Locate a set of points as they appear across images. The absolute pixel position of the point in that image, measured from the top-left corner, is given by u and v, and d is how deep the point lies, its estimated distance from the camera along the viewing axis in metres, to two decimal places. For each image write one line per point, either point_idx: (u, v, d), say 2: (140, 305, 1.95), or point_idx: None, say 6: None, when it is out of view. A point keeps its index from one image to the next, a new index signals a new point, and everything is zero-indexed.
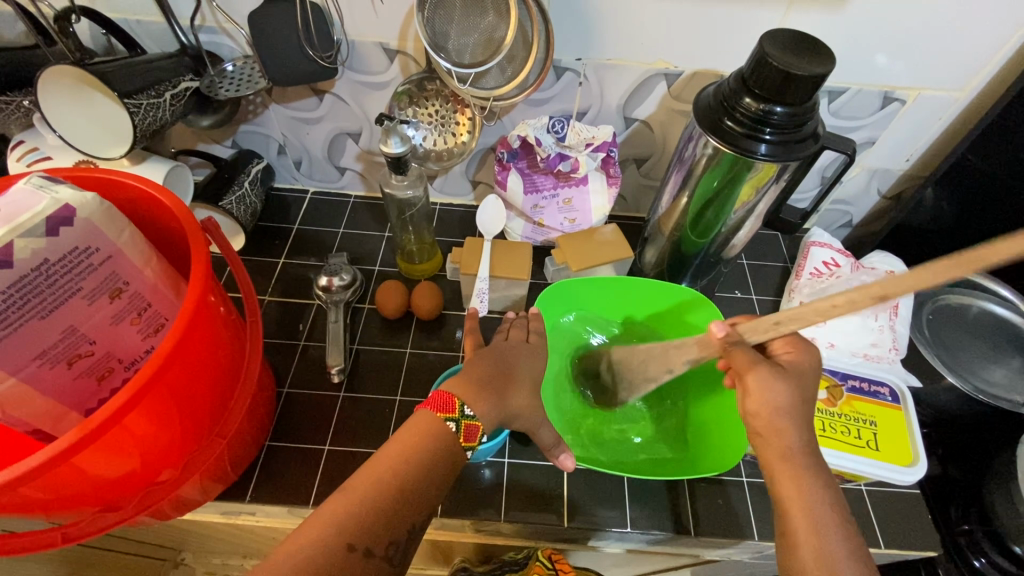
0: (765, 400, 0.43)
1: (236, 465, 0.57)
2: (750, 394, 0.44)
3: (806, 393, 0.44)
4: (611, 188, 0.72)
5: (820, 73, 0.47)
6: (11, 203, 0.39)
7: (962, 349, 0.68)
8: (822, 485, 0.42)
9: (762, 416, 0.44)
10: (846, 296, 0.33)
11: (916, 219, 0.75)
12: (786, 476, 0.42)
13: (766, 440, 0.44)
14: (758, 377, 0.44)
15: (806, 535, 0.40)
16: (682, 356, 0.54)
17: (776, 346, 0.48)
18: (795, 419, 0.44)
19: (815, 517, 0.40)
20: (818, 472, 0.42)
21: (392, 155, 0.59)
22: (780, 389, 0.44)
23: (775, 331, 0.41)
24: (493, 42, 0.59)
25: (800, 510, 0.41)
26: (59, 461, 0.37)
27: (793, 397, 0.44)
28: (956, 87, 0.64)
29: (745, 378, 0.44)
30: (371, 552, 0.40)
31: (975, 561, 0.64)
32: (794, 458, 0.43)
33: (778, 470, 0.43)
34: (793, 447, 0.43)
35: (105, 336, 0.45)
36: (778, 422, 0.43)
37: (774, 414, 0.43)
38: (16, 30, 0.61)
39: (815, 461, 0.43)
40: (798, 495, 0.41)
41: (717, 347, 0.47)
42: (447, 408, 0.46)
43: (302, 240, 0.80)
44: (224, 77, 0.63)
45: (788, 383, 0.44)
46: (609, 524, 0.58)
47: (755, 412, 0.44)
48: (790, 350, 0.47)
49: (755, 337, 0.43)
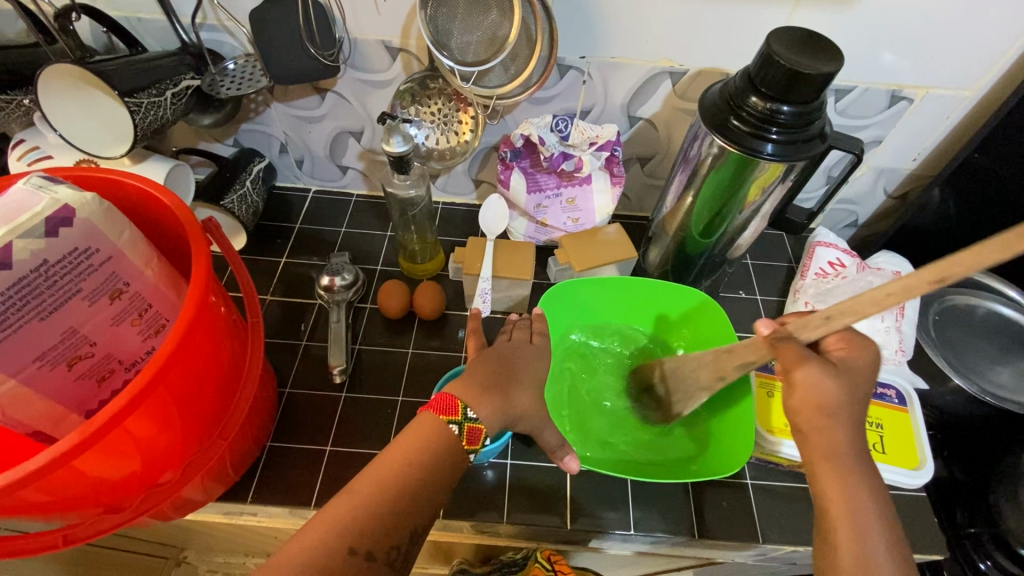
0: (810, 398, 0.42)
1: (238, 466, 0.56)
2: (796, 389, 0.43)
3: (856, 393, 0.43)
4: (615, 187, 0.72)
5: (828, 72, 0.46)
6: (9, 203, 0.38)
7: (969, 351, 0.67)
8: (866, 486, 0.41)
9: (805, 413, 0.43)
10: (901, 283, 0.34)
11: (922, 219, 0.74)
12: (829, 477, 0.41)
13: (810, 439, 0.43)
14: (807, 375, 0.42)
15: (846, 535, 0.39)
16: (731, 361, 0.50)
17: (830, 343, 0.45)
18: (844, 417, 0.42)
19: (856, 520, 0.40)
20: (863, 474, 0.41)
21: (395, 155, 0.59)
22: (832, 387, 0.42)
23: (827, 325, 0.40)
24: (496, 41, 0.59)
25: (841, 511, 0.40)
26: (59, 464, 0.37)
27: (844, 395, 0.42)
28: (965, 85, 0.63)
29: (793, 374, 0.42)
30: (373, 556, 0.40)
31: (980, 564, 0.66)
32: (839, 458, 0.42)
33: (819, 469, 0.42)
34: (839, 447, 0.42)
35: (105, 337, 0.45)
36: (825, 420, 0.42)
37: (822, 411, 0.42)
38: (16, 28, 0.60)
39: (860, 463, 0.42)
40: (841, 497, 0.40)
41: (766, 346, 0.45)
42: (450, 410, 0.46)
43: (305, 240, 0.79)
44: (226, 76, 0.63)
45: (840, 381, 0.42)
46: (613, 526, 0.57)
47: (798, 409, 0.43)
48: (844, 346, 0.45)
49: (806, 334, 0.42)
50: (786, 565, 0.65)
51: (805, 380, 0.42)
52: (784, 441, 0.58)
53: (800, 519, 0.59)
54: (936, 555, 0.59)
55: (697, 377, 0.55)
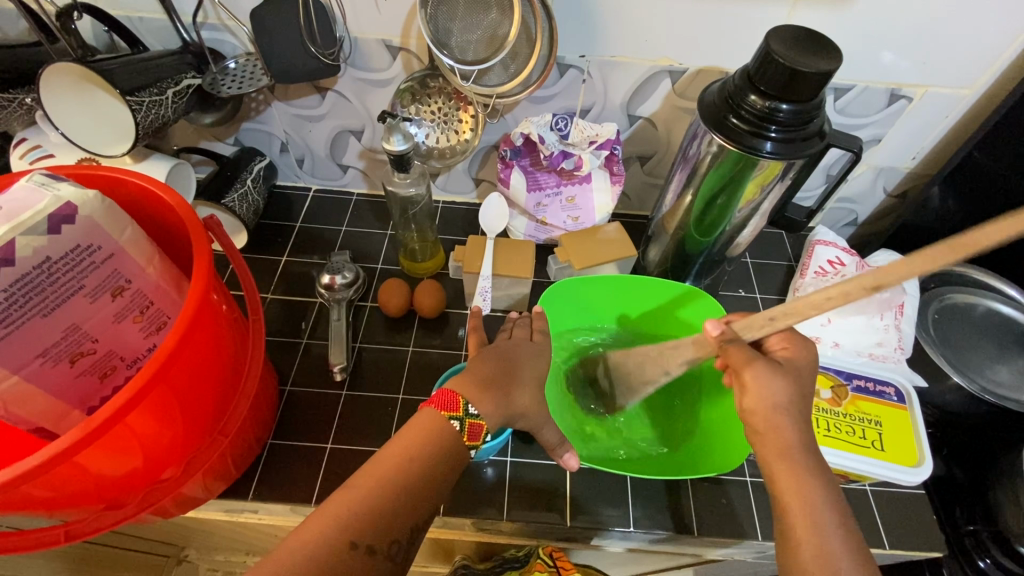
0: (763, 399, 0.43)
1: (239, 463, 0.57)
2: (748, 391, 0.44)
3: (803, 389, 0.44)
4: (614, 186, 0.72)
5: (826, 70, 0.46)
6: (13, 200, 0.39)
7: (969, 349, 0.67)
8: (823, 482, 0.41)
9: (759, 413, 0.43)
10: (842, 287, 0.34)
11: (922, 218, 0.74)
12: (786, 477, 0.42)
13: (763, 438, 0.43)
14: (755, 373, 0.43)
15: (805, 535, 0.39)
16: (678, 357, 0.53)
17: (773, 343, 0.47)
18: (793, 415, 0.43)
19: (813, 517, 0.40)
20: (816, 471, 0.42)
21: (395, 153, 0.59)
22: (780, 386, 0.43)
23: (770, 327, 0.42)
24: (496, 39, 0.59)
25: (799, 510, 0.40)
26: (62, 460, 0.37)
27: (792, 393, 0.43)
28: (964, 83, 0.63)
29: (743, 375, 0.44)
30: (374, 550, 0.40)
31: (980, 562, 0.66)
32: (793, 455, 0.42)
33: (775, 468, 0.42)
34: (791, 446, 0.42)
35: (107, 334, 0.45)
36: (776, 419, 0.43)
37: (773, 410, 0.43)
38: (18, 27, 0.61)
39: (814, 460, 0.42)
40: (798, 496, 0.41)
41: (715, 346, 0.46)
42: (452, 406, 0.46)
43: (305, 239, 0.79)
44: (227, 74, 0.63)
45: (786, 380, 0.43)
46: (613, 524, 0.57)
47: (751, 409, 0.44)
48: (786, 346, 0.46)
49: (750, 334, 0.44)
50: None
51: (755, 379, 0.43)
52: None
53: None
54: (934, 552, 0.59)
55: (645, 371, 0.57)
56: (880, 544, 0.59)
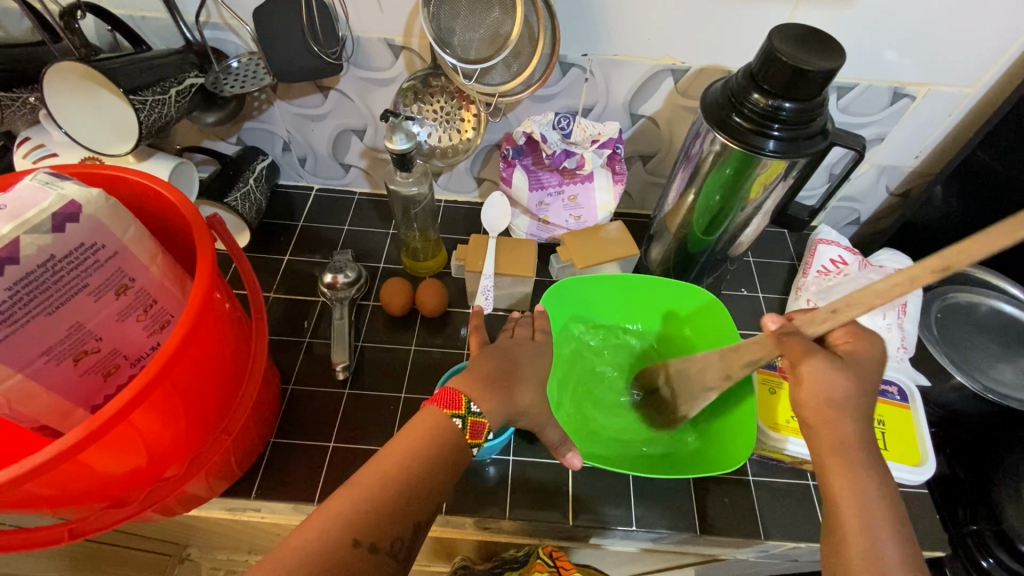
0: (818, 393, 0.42)
1: (242, 462, 0.57)
2: (803, 384, 0.43)
3: (865, 385, 0.43)
4: (616, 184, 0.72)
5: (830, 69, 0.46)
6: (17, 199, 0.39)
7: (972, 348, 0.67)
8: (876, 480, 0.41)
9: (813, 407, 0.43)
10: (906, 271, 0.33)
11: (925, 217, 0.74)
12: (838, 473, 0.42)
13: (818, 432, 0.43)
14: (813, 368, 0.42)
15: (855, 532, 0.40)
16: None
17: (836, 337, 0.46)
18: (851, 410, 0.43)
19: (863, 516, 0.40)
20: (872, 470, 0.42)
21: (397, 152, 0.59)
22: (841, 381, 0.42)
23: (833, 319, 0.40)
24: (499, 38, 0.59)
25: (849, 507, 0.40)
26: (66, 457, 0.37)
27: (851, 387, 0.42)
28: (967, 81, 0.63)
29: (799, 368, 0.43)
30: (377, 548, 0.40)
31: (983, 561, 0.66)
32: (848, 452, 0.42)
33: (828, 464, 0.42)
34: (848, 443, 0.42)
35: (110, 332, 0.45)
36: (831, 414, 0.42)
37: (829, 404, 0.42)
38: (21, 26, 0.61)
39: (869, 458, 0.42)
40: (848, 493, 0.41)
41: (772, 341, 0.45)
42: (454, 404, 0.46)
43: (307, 238, 0.80)
44: (230, 73, 0.63)
45: (847, 375, 0.42)
46: (616, 522, 0.57)
47: (804, 403, 0.43)
48: (849, 340, 0.45)
49: (812, 329, 0.42)
50: (788, 562, 0.65)
51: (814, 374, 0.42)
52: (789, 438, 0.59)
53: (801, 516, 0.59)
54: (938, 551, 0.59)
55: (704, 376, 0.54)
56: None
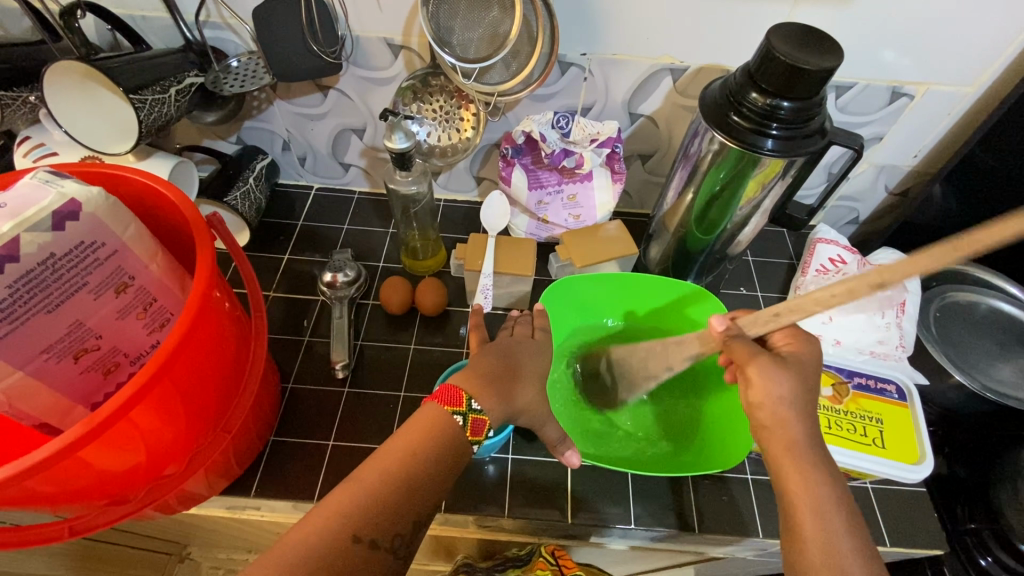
0: (769, 393, 0.43)
1: (241, 460, 0.57)
2: (753, 385, 0.44)
3: (807, 384, 0.44)
4: (615, 183, 0.72)
5: (828, 68, 0.46)
6: (18, 197, 0.39)
7: (970, 347, 0.67)
8: (828, 478, 0.41)
9: (766, 407, 0.43)
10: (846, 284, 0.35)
11: (923, 216, 0.74)
12: (793, 473, 0.41)
13: (771, 432, 0.43)
14: (759, 368, 0.43)
15: (813, 532, 0.39)
16: None
17: (776, 339, 0.47)
18: (798, 409, 0.43)
19: (820, 515, 0.40)
20: (823, 468, 0.42)
21: (396, 151, 0.59)
22: (784, 381, 0.43)
23: (774, 323, 0.43)
24: (497, 37, 0.59)
25: (806, 507, 0.40)
26: (65, 455, 0.37)
27: (796, 387, 0.43)
28: (966, 81, 0.63)
29: (748, 369, 0.44)
30: (376, 544, 0.40)
31: (981, 560, 0.66)
32: (800, 451, 0.42)
33: (783, 463, 0.42)
34: (797, 442, 0.42)
35: (111, 330, 0.45)
36: (784, 414, 0.43)
37: (779, 404, 0.43)
38: (21, 25, 0.61)
39: (819, 456, 0.42)
40: (804, 493, 0.41)
41: (718, 341, 0.47)
42: (455, 401, 0.46)
43: (307, 237, 0.80)
44: (229, 73, 0.64)
45: (790, 375, 0.44)
46: (614, 521, 0.58)
47: (757, 404, 0.44)
48: (790, 342, 0.46)
49: (754, 331, 0.45)
50: (786, 560, 0.65)
51: (761, 374, 0.44)
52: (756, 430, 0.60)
53: None
54: (936, 550, 0.59)
55: None
56: (881, 541, 0.59)
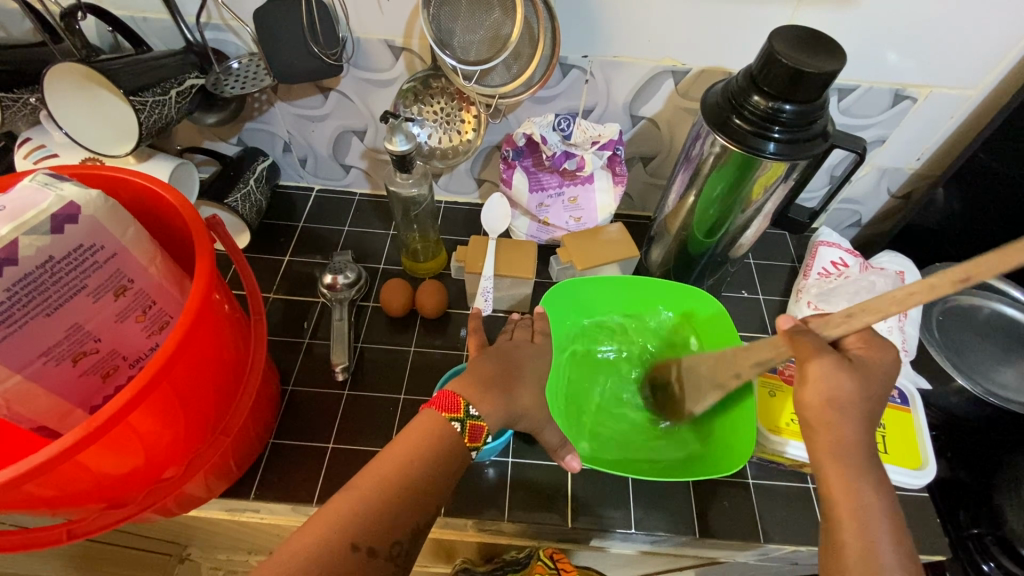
0: (827, 391, 0.42)
1: (241, 462, 0.57)
2: (808, 383, 0.42)
3: (868, 387, 0.42)
4: (617, 186, 0.72)
5: (830, 71, 0.46)
6: (16, 201, 0.39)
7: (973, 352, 0.67)
8: (872, 482, 0.41)
9: (816, 407, 0.43)
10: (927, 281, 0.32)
11: (927, 219, 0.74)
12: (835, 474, 0.42)
13: (819, 432, 0.43)
14: (821, 367, 0.42)
15: (851, 533, 0.40)
16: None
17: (849, 343, 0.45)
18: (853, 412, 0.42)
19: (860, 516, 0.40)
20: (869, 472, 0.42)
21: (397, 153, 0.59)
22: (842, 381, 0.42)
23: (849, 323, 0.40)
24: (498, 39, 0.59)
25: (847, 510, 0.40)
26: (65, 458, 0.37)
27: (855, 389, 0.42)
28: (969, 84, 0.63)
29: (806, 366, 0.42)
30: (375, 552, 0.40)
31: (983, 565, 0.67)
32: (846, 455, 0.42)
33: (827, 465, 0.42)
34: (847, 446, 0.42)
35: (109, 333, 0.45)
36: (831, 416, 0.42)
37: (830, 405, 0.42)
38: (23, 27, 0.61)
39: (868, 462, 0.42)
40: (844, 493, 0.41)
41: (783, 339, 0.45)
42: (454, 408, 0.46)
43: (308, 239, 0.80)
44: (230, 75, 0.63)
45: (852, 375, 0.42)
46: (615, 525, 0.57)
47: (810, 402, 0.43)
48: (862, 346, 0.44)
49: (827, 331, 0.42)
50: (787, 565, 0.65)
51: (820, 372, 0.42)
52: (789, 442, 0.58)
53: (801, 521, 0.59)
54: (939, 556, 0.59)
55: None
56: None
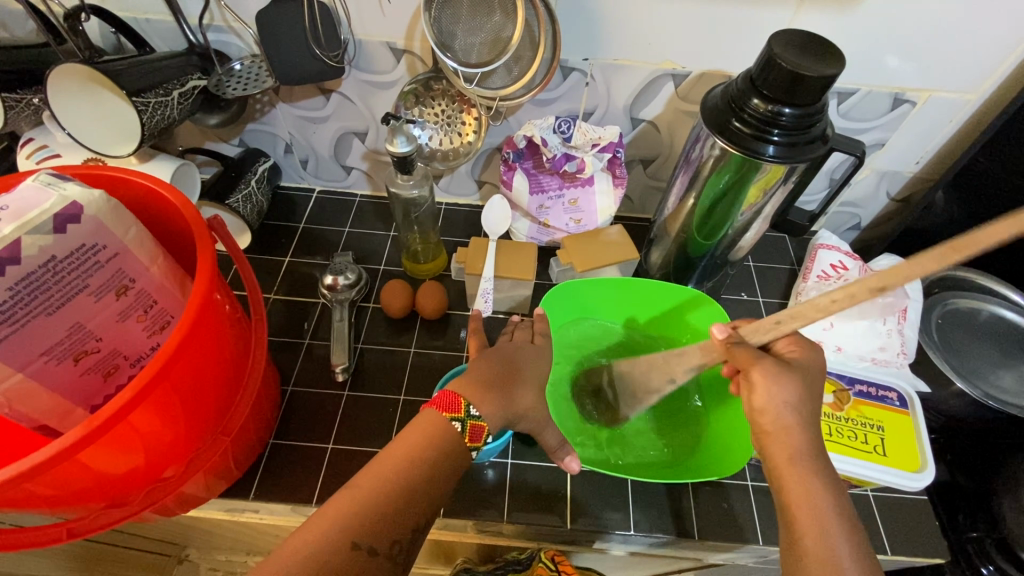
0: (772, 397, 0.43)
1: (240, 462, 0.57)
2: (756, 391, 0.44)
3: (814, 390, 0.44)
4: (617, 188, 0.72)
5: (830, 75, 0.46)
6: (19, 200, 0.39)
7: (972, 355, 0.67)
8: (827, 485, 0.42)
9: (766, 412, 0.44)
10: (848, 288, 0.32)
11: (926, 224, 0.74)
12: (793, 478, 0.42)
13: (772, 438, 0.44)
14: (764, 373, 0.43)
15: (811, 536, 0.39)
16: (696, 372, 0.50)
17: (780, 347, 0.46)
18: (801, 416, 0.43)
19: (819, 519, 0.40)
20: (825, 476, 0.42)
21: (398, 155, 0.59)
22: (787, 385, 0.43)
23: (776, 330, 0.40)
24: (500, 42, 0.60)
25: (805, 513, 0.40)
26: (65, 456, 0.37)
27: (799, 393, 0.43)
28: (967, 88, 0.63)
29: (751, 373, 0.44)
30: (375, 551, 0.40)
31: (981, 568, 0.67)
32: (801, 460, 0.42)
33: (784, 470, 0.42)
34: (800, 452, 0.43)
35: (111, 332, 0.45)
36: (785, 419, 0.43)
37: (780, 410, 0.43)
38: (26, 28, 0.61)
39: (821, 466, 0.43)
40: (802, 495, 0.41)
41: (719, 350, 0.46)
42: (453, 408, 0.46)
43: (309, 240, 0.80)
44: (233, 76, 0.64)
45: (795, 378, 0.44)
46: (613, 526, 0.57)
47: (761, 408, 0.44)
48: (795, 350, 0.46)
49: (757, 338, 0.43)
50: None
51: (764, 378, 0.43)
52: None
53: None
54: (937, 559, 0.59)
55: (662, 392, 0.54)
56: (881, 549, 0.58)
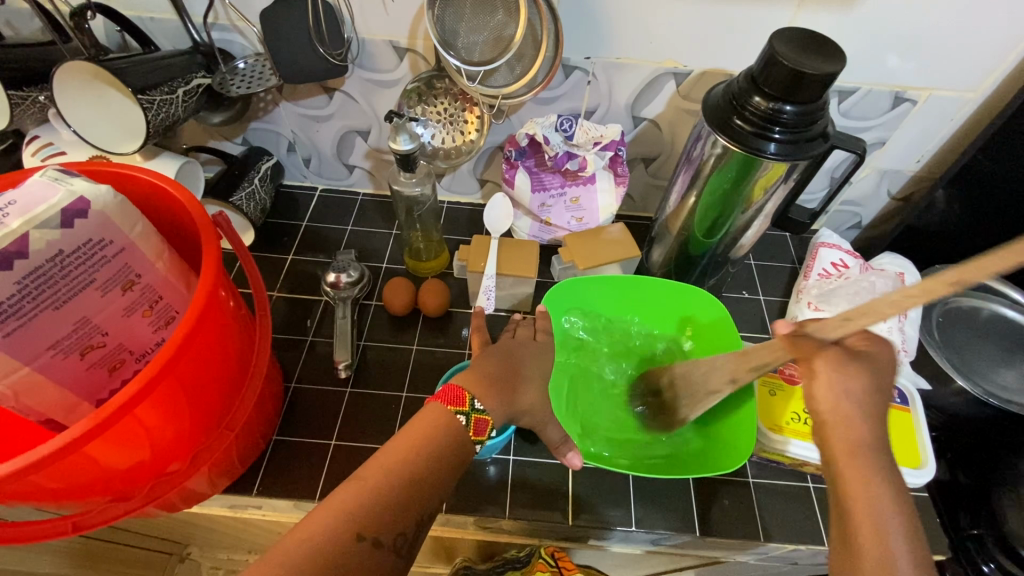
0: (833, 389, 0.42)
1: (244, 458, 0.57)
2: (819, 382, 0.42)
3: (881, 382, 0.43)
4: (619, 186, 0.73)
5: (830, 72, 0.47)
6: (28, 194, 0.40)
7: (973, 353, 0.67)
8: (885, 483, 0.42)
9: (829, 405, 0.42)
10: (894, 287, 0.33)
11: (927, 222, 0.75)
12: (851, 474, 0.42)
13: (835, 429, 0.43)
14: (827, 364, 0.42)
15: (868, 535, 0.40)
16: None
17: (856, 341, 0.44)
18: (866, 410, 0.43)
19: (875, 517, 0.40)
20: (886, 473, 0.42)
21: (401, 153, 0.59)
22: (853, 378, 0.42)
23: (844, 327, 0.38)
24: (502, 40, 0.60)
25: (862, 511, 0.41)
26: (71, 450, 0.38)
27: (863, 385, 0.42)
28: (968, 88, 0.63)
29: (814, 364, 0.42)
30: (380, 542, 0.40)
31: (983, 565, 0.67)
32: (861, 456, 0.42)
33: (843, 465, 0.42)
34: (860, 445, 0.43)
35: (117, 327, 0.46)
36: (847, 412, 0.42)
37: (844, 403, 0.42)
38: (31, 26, 0.62)
39: (881, 460, 0.42)
40: (860, 491, 0.41)
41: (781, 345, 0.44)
42: (458, 401, 0.46)
43: (312, 239, 0.80)
44: (236, 74, 0.64)
45: (863, 371, 0.42)
46: (615, 523, 0.58)
47: (822, 402, 0.43)
48: (868, 342, 0.44)
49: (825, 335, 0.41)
50: (787, 565, 0.65)
51: (829, 370, 0.42)
52: (792, 441, 0.58)
53: (799, 518, 0.59)
54: (940, 556, 0.59)
55: None
56: None
